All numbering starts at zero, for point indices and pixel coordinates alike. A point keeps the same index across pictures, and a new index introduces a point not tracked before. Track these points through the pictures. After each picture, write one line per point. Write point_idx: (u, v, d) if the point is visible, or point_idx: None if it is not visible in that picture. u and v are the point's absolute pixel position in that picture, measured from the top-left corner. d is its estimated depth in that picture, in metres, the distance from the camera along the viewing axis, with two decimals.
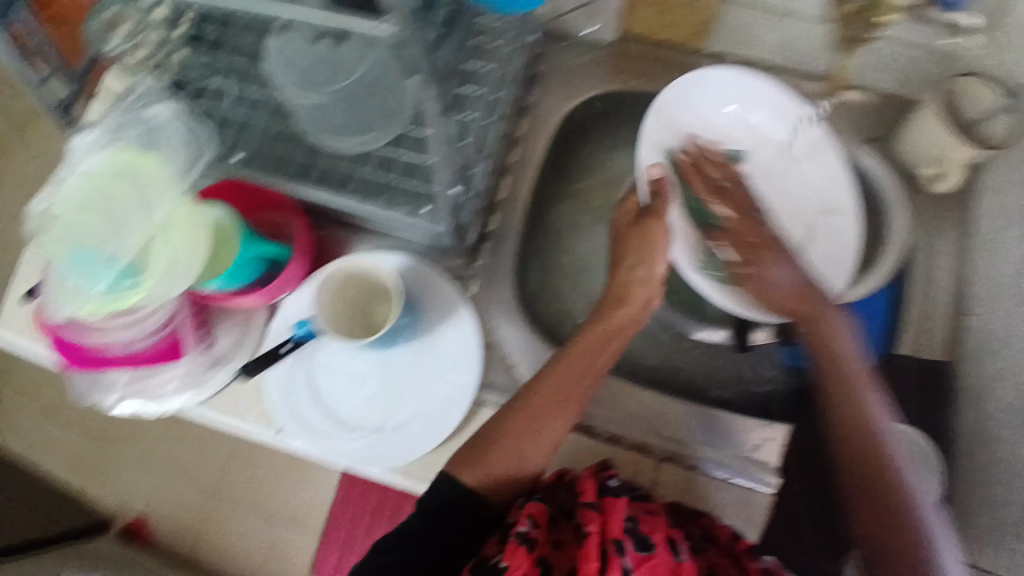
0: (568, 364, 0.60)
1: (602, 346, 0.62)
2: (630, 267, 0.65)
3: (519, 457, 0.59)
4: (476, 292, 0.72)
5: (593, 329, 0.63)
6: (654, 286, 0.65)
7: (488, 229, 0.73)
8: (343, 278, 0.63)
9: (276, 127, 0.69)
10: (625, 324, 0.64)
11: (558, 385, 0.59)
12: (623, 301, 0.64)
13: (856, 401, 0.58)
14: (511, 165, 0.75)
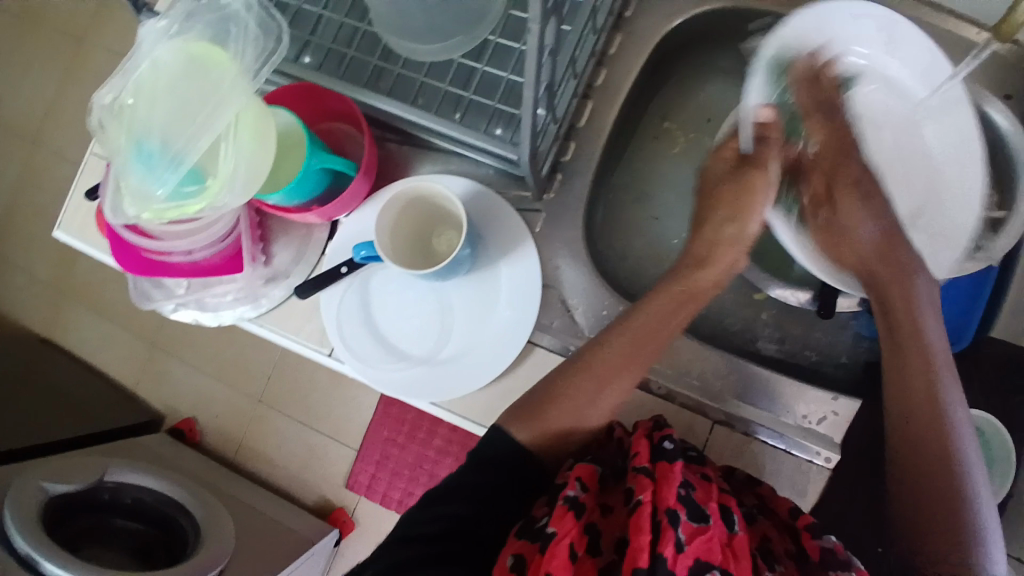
0: (639, 323, 0.58)
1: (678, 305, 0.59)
2: (720, 222, 0.62)
3: (580, 413, 0.56)
4: (539, 227, 0.66)
5: (669, 288, 0.59)
6: (744, 246, 0.61)
7: (562, 159, 0.67)
8: (408, 199, 0.58)
9: (350, 25, 0.64)
10: (705, 288, 0.60)
11: (630, 345, 0.57)
12: (704, 262, 0.61)
13: (931, 389, 0.53)
14: (595, 89, 0.67)
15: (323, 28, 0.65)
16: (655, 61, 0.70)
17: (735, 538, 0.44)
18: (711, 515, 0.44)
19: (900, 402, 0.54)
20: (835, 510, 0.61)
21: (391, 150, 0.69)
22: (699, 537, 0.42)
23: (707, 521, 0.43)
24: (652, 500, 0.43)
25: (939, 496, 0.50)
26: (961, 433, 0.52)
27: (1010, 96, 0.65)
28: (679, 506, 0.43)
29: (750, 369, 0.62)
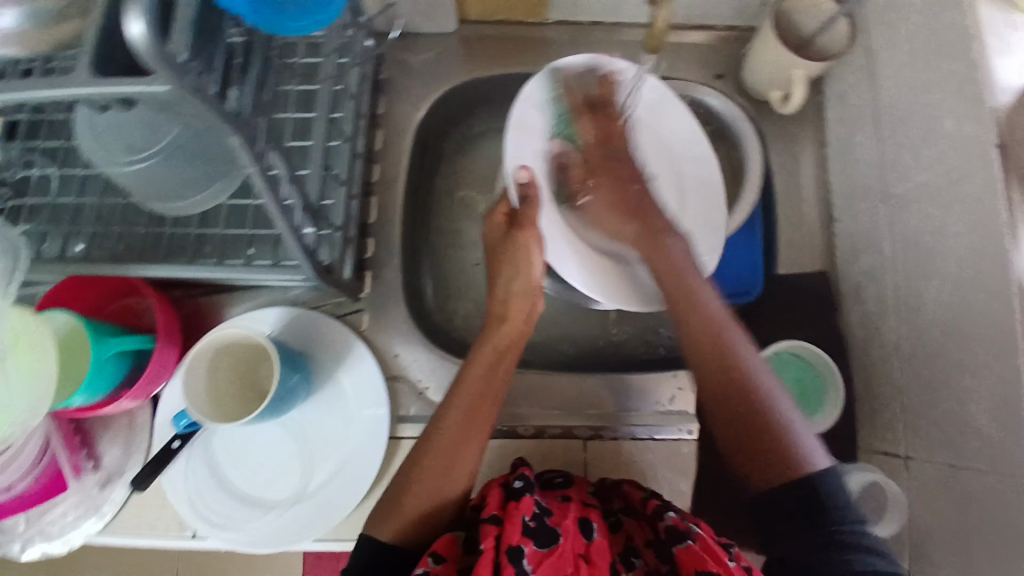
0: (470, 386, 0.58)
1: (498, 359, 0.60)
2: (505, 281, 0.62)
3: (433, 493, 0.55)
4: (367, 326, 0.68)
5: (491, 341, 0.60)
6: (533, 295, 0.62)
7: (366, 256, 0.69)
8: (216, 353, 0.58)
9: (114, 203, 0.64)
10: (514, 338, 0.61)
11: (466, 411, 0.57)
12: (504, 318, 0.61)
13: (729, 354, 0.58)
14: (376, 183, 0.71)
15: (86, 214, 0.64)
16: (425, 140, 0.75)
17: (592, 545, 0.48)
18: (563, 532, 0.48)
19: (717, 399, 0.58)
20: (711, 471, 0.68)
21: (201, 304, 0.69)
22: (548, 560, 0.46)
23: (557, 541, 0.47)
24: (494, 544, 0.46)
25: (781, 466, 0.54)
26: (766, 382, 0.58)
27: (721, 76, 0.76)
28: (529, 537, 0.46)
29: (599, 381, 0.71)
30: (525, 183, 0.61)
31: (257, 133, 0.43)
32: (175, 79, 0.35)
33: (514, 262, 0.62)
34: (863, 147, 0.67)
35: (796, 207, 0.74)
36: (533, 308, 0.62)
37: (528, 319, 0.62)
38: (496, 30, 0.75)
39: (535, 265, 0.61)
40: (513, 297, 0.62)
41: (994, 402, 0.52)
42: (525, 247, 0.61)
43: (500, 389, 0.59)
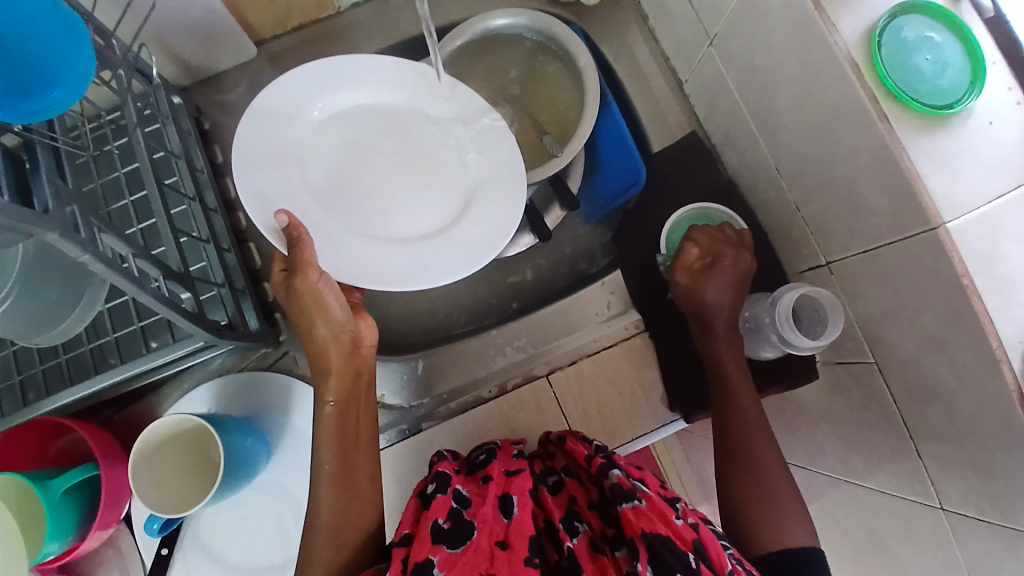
0: (336, 437, 0.55)
1: (351, 402, 0.57)
2: (311, 332, 0.55)
3: (342, 532, 0.54)
4: (299, 365, 0.68)
5: (331, 390, 0.56)
6: (344, 329, 0.56)
7: (269, 300, 0.68)
8: (148, 471, 0.56)
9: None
10: (351, 384, 0.57)
11: (338, 459, 0.55)
12: (325, 365, 0.56)
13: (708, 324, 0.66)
14: (246, 230, 0.69)
15: None
16: None
17: (512, 522, 0.50)
18: (478, 525, 0.50)
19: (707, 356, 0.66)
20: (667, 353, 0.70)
21: (132, 414, 0.67)
22: (460, 562, 0.47)
23: (468, 540, 0.48)
24: (401, 566, 0.48)
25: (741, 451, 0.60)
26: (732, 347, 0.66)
27: None
28: (439, 542, 0.48)
29: (536, 320, 0.72)
30: (289, 226, 0.52)
31: (81, 233, 0.42)
32: None
33: (302, 311, 0.55)
34: (675, 3, 0.68)
35: (645, 83, 0.76)
36: (354, 341, 0.57)
37: (352, 357, 0.57)
38: (297, 37, 0.73)
39: (329, 301, 0.55)
40: (327, 343, 0.56)
41: (872, 175, 0.53)
42: (314, 294, 0.54)
43: (364, 423, 0.57)
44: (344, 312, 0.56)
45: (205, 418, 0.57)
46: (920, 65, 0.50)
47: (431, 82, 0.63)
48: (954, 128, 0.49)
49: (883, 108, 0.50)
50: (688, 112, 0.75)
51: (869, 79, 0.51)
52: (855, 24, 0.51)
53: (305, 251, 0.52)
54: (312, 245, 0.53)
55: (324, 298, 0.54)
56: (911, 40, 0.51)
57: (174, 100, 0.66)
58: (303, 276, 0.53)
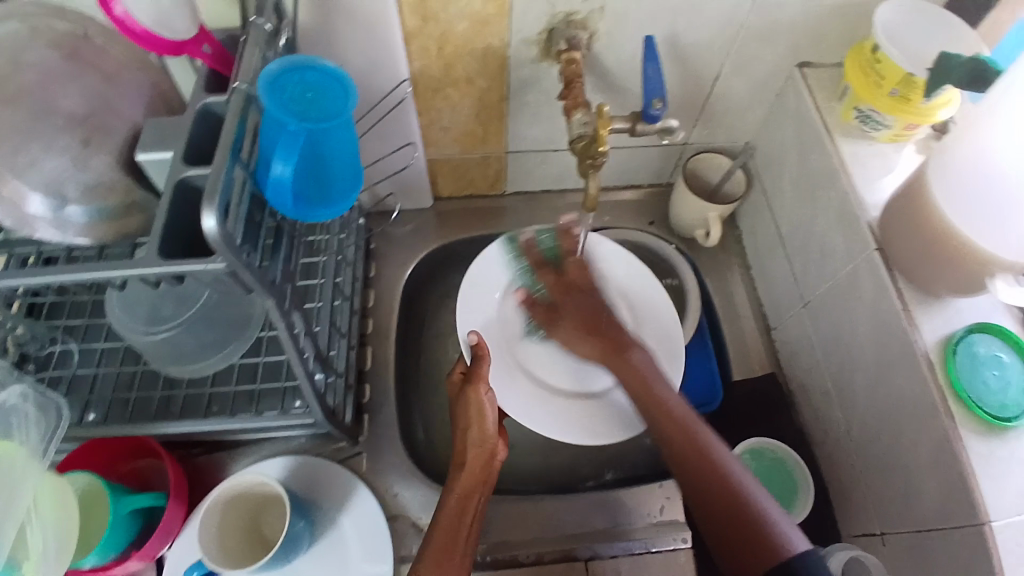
0: (444, 529, 0.58)
1: (463, 508, 0.60)
2: (462, 431, 0.64)
3: None
4: (366, 468, 0.73)
5: (454, 489, 0.61)
6: (491, 442, 0.63)
7: (364, 401, 0.76)
8: (217, 509, 0.61)
9: (130, 370, 0.69)
10: (473, 488, 0.61)
11: (438, 551, 0.56)
12: (462, 463, 0.62)
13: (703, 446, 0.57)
14: (370, 335, 0.80)
15: (103, 382, 0.69)
16: (409, 297, 0.86)
17: None
18: None
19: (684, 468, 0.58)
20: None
21: (203, 462, 0.72)
22: None
23: None
24: None
25: (734, 491, 0.55)
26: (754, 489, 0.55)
27: (653, 223, 0.90)
28: None
29: (589, 502, 0.75)
30: (474, 340, 0.66)
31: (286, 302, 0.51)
32: (232, 259, 0.41)
33: (465, 415, 0.64)
34: (779, 266, 0.80)
35: (737, 321, 0.86)
36: (491, 454, 0.63)
37: (487, 467, 0.62)
38: (463, 202, 0.89)
39: (488, 415, 0.64)
40: (471, 447, 0.63)
41: (935, 460, 0.58)
42: (477, 402, 0.64)
43: (468, 536, 0.59)
44: (494, 426, 0.64)
45: (282, 487, 0.61)
46: (987, 379, 0.58)
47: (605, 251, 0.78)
48: (1010, 440, 0.56)
49: (952, 408, 0.57)
50: (772, 357, 0.83)
51: (941, 378, 0.58)
52: (935, 332, 0.60)
53: (481, 364, 0.65)
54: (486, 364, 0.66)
55: (484, 409, 0.63)
56: (982, 355, 0.59)
57: (359, 221, 0.80)
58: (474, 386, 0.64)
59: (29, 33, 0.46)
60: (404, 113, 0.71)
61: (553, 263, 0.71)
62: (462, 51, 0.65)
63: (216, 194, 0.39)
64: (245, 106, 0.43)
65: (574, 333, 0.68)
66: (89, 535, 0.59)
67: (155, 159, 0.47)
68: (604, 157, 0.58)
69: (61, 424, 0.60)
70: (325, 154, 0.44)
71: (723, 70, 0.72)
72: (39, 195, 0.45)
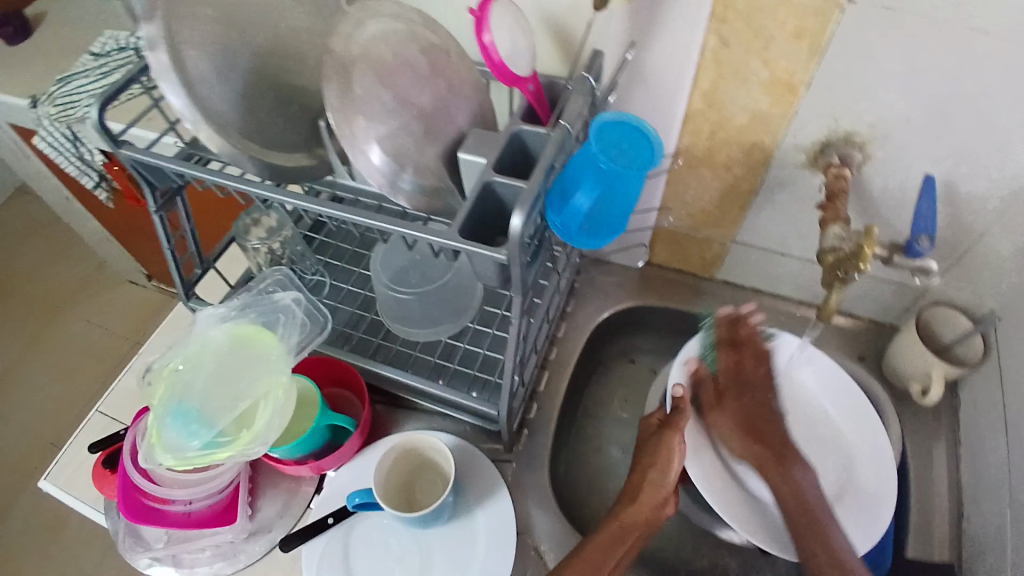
0: (591, 551, 0.61)
1: (618, 539, 0.63)
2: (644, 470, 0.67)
3: None
4: (511, 476, 0.77)
5: (611, 522, 0.64)
6: (667, 489, 0.66)
7: (528, 417, 0.81)
8: (402, 451, 0.70)
9: (359, 315, 0.80)
10: (639, 523, 0.65)
11: (592, 562, 0.61)
12: (635, 499, 0.66)
13: None
14: (551, 361, 0.86)
15: (336, 316, 0.80)
16: (594, 342, 0.91)
17: None
18: None
19: None
20: None
21: (382, 411, 0.81)
22: None
23: None
24: None
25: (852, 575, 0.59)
26: None
27: (862, 359, 0.87)
28: None
29: None
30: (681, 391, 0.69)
31: (524, 304, 0.58)
32: (514, 254, 0.49)
33: (653, 454, 0.68)
34: (996, 449, 0.73)
35: (928, 491, 0.78)
36: (664, 500, 0.66)
37: (655, 509, 0.66)
38: (671, 273, 0.93)
39: (674, 463, 0.66)
40: (649, 483, 0.66)
41: None
42: (670, 445, 0.67)
43: (614, 564, 0.62)
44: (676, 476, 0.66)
45: (451, 457, 0.69)
46: None
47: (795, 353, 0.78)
48: None
49: None
50: (956, 546, 0.74)
51: None
52: None
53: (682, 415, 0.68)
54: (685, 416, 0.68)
55: (674, 456, 0.66)
56: None
57: (574, 256, 0.83)
58: (672, 429, 0.68)
59: (418, 43, 0.59)
60: (652, 179, 0.77)
61: (732, 347, 0.72)
62: (731, 140, 0.70)
63: (527, 201, 0.47)
64: (562, 139, 0.52)
65: (729, 421, 0.69)
66: (292, 430, 0.69)
67: (470, 162, 0.57)
68: (859, 275, 0.58)
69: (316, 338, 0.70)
70: (617, 196, 0.49)
71: (992, 227, 0.69)
72: (381, 150, 0.55)
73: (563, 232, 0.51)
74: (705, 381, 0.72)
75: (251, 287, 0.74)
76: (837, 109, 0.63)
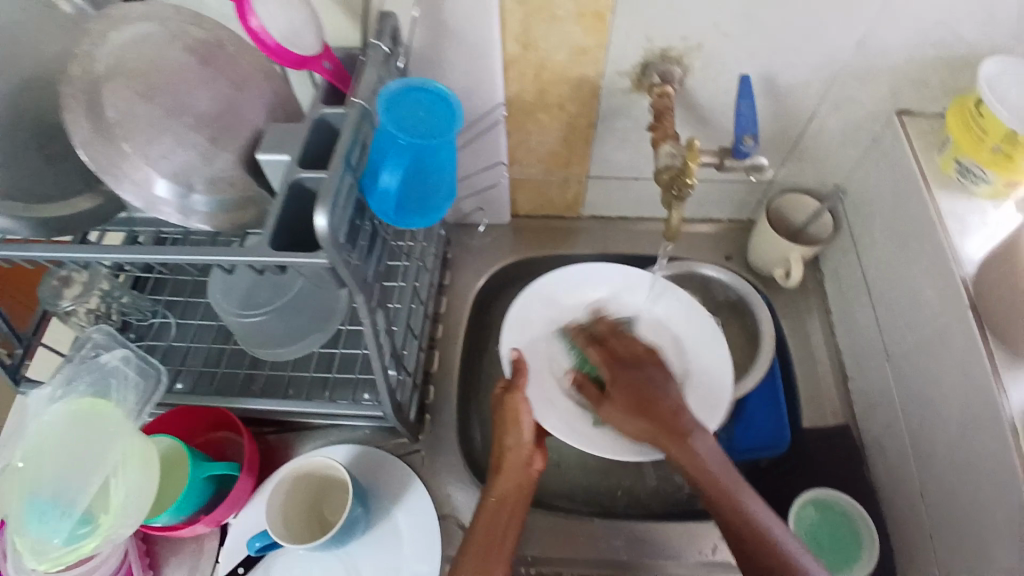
0: (479, 534, 0.60)
1: (497, 513, 0.62)
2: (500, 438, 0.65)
3: None
4: (424, 466, 0.75)
5: (486, 500, 0.62)
6: (527, 449, 0.64)
7: (427, 402, 0.79)
8: (294, 481, 0.65)
9: (219, 348, 0.75)
10: (513, 492, 0.63)
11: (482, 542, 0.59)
12: (500, 469, 0.64)
13: (759, 527, 0.56)
14: (439, 339, 0.83)
15: (194, 356, 0.75)
16: (480, 308, 0.88)
17: None
18: None
19: (740, 545, 0.57)
20: None
21: (276, 440, 0.76)
22: None
23: None
24: None
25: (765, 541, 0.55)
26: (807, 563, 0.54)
27: (730, 258, 0.89)
28: None
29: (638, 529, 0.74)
30: (516, 357, 0.69)
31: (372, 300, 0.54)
32: (331, 254, 0.44)
33: (504, 421, 0.66)
34: (863, 313, 0.77)
35: (813, 365, 0.83)
36: (529, 461, 0.64)
37: (523, 471, 0.63)
38: (541, 220, 0.91)
39: (524, 424, 0.65)
40: (510, 450, 0.64)
41: (1008, 531, 0.55)
42: (514, 409, 0.66)
43: (506, 534, 0.61)
44: (530, 433, 0.65)
45: (345, 471, 0.65)
46: None
47: (676, 310, 0.78)
48: None
49: None
50: (844, 406, 0.80)
51: None
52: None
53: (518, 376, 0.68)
54: (525, 376, 0.68)
55: (522, 419, 0.65)
56: None
57: (440, 231, 0.84)
58: (513, 393, 0.67)
59: (177, 44, 0.52)
60: (494, 134, 0.73)
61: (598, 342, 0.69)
62: (557, 78, 0.67)
63: (329, 195, 0.42)
64: (361, 120, 0.46)
65: (625, 413, 0.62)
66: (166, 493, 0.63)
67: (272, 161, 0.50)
68: (690, 189, 0.59)
69: (158, 392, 0.66)
70: (430, 165, 0.46)
71: (817, 110, 0.71)
72: (166, 180, 0.49)
73: (384, 216, 0.47)
74: (587, 383, 0.68)
75: (73, 354, 0.65)
76: (647, 27, 0.61)
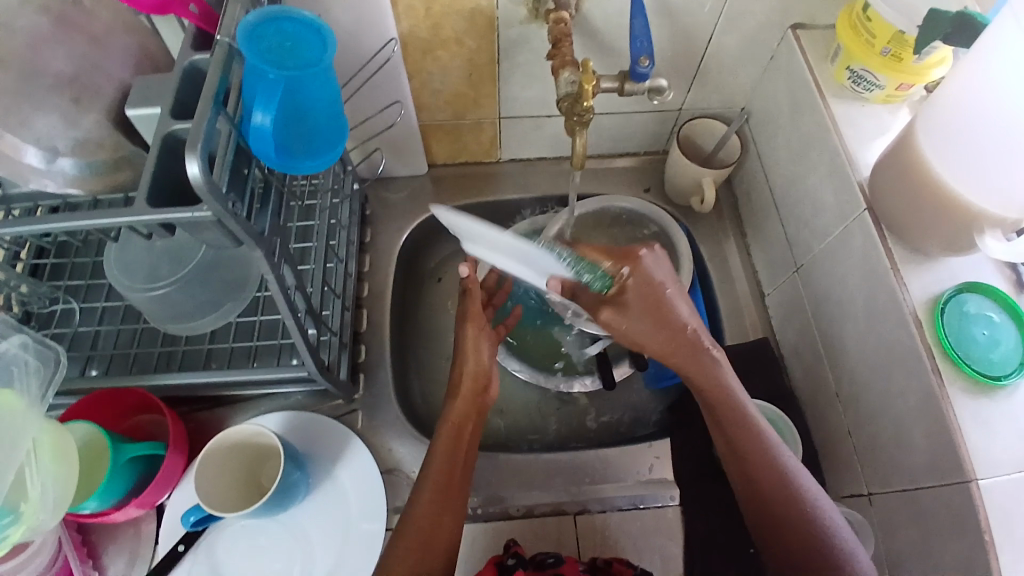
0: (438, 463, 0.60)
1: (457, 438, 0.62)
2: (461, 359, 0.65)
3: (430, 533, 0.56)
4: (363, 425, 0.75)
5: (445, 424, 0.62)
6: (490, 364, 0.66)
7: (360, 360, 0.78)
8: (226, 448, 0.63)
9: (132, 328, 0.72)
10: (472, 412, 0.64)
11: (444, 468, 0.60)
12: (457, 390, 0.64)
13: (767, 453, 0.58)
14: (366, 298, 0.81)
15: (104, 340, 0.71)
16: (405, 262, 0.87)
17: None
18: None
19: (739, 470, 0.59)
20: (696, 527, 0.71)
21: (206, 418, 0.74)
22: None
23: None
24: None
25: (789, 495, 0.56)
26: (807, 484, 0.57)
27: (648, 190, 0.91)
28: None
29: (581, 458, 0.75)
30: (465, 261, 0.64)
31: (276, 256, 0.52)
32: (214, 204, 0.42)
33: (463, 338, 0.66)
34: (774, 229, 0.80)
35: (733, 285, 0.86)
36: (486, 383, 0.65)
37: (480, 396, 0.65)
38: (458, 168, 0.90)
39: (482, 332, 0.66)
40: (469, 369, 0.65)
41: (915, 410, 0.59)
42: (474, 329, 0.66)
43: (465, 461, 0.61)
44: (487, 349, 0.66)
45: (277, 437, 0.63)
46: (978, 336, 0.57)
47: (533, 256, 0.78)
48: (997, 398, 0.56)
49: (938, 364, 0.57)
50: (764, 322, 0.83)
51: (928, 336, 0.58)
52: (923, 289, 0.60)
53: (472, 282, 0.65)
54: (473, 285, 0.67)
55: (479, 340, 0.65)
56: (972, 313, 0.59)
57: (354, 187, 0.81)
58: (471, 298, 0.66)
59: None
60: (392, 73, 0.71)
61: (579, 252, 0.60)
62: (450, 10, 0.64)
63: (199, 140, 0.40)
64: (228, 59, 0.44)
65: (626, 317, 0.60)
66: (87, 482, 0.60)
67: (143, 114, 0.48)
68: (590, 114, 0.59)
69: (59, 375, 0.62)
70: (305, 102, 0.44)
71: (715, 30, 0.71)
72: (34, 148, 0.46)
73: (270, 162, 0.45)
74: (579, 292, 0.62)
75: None
76: None
